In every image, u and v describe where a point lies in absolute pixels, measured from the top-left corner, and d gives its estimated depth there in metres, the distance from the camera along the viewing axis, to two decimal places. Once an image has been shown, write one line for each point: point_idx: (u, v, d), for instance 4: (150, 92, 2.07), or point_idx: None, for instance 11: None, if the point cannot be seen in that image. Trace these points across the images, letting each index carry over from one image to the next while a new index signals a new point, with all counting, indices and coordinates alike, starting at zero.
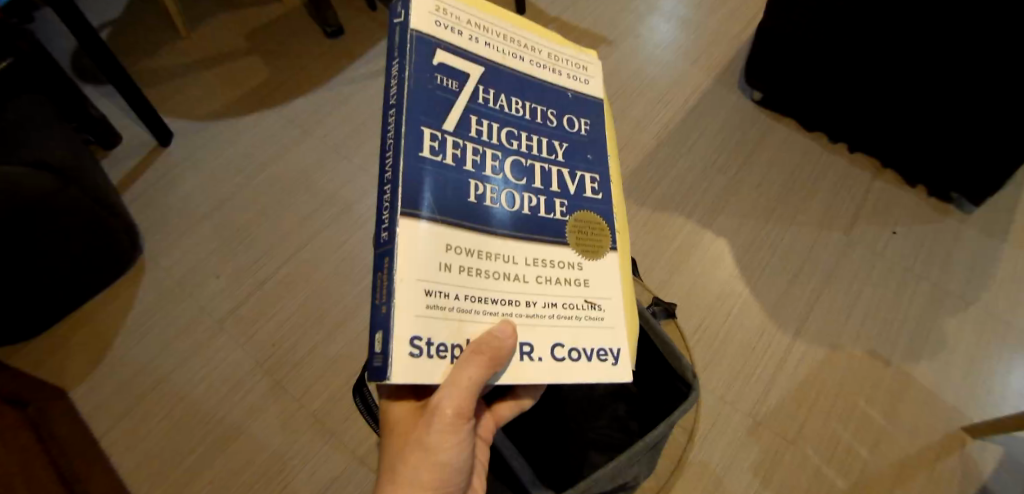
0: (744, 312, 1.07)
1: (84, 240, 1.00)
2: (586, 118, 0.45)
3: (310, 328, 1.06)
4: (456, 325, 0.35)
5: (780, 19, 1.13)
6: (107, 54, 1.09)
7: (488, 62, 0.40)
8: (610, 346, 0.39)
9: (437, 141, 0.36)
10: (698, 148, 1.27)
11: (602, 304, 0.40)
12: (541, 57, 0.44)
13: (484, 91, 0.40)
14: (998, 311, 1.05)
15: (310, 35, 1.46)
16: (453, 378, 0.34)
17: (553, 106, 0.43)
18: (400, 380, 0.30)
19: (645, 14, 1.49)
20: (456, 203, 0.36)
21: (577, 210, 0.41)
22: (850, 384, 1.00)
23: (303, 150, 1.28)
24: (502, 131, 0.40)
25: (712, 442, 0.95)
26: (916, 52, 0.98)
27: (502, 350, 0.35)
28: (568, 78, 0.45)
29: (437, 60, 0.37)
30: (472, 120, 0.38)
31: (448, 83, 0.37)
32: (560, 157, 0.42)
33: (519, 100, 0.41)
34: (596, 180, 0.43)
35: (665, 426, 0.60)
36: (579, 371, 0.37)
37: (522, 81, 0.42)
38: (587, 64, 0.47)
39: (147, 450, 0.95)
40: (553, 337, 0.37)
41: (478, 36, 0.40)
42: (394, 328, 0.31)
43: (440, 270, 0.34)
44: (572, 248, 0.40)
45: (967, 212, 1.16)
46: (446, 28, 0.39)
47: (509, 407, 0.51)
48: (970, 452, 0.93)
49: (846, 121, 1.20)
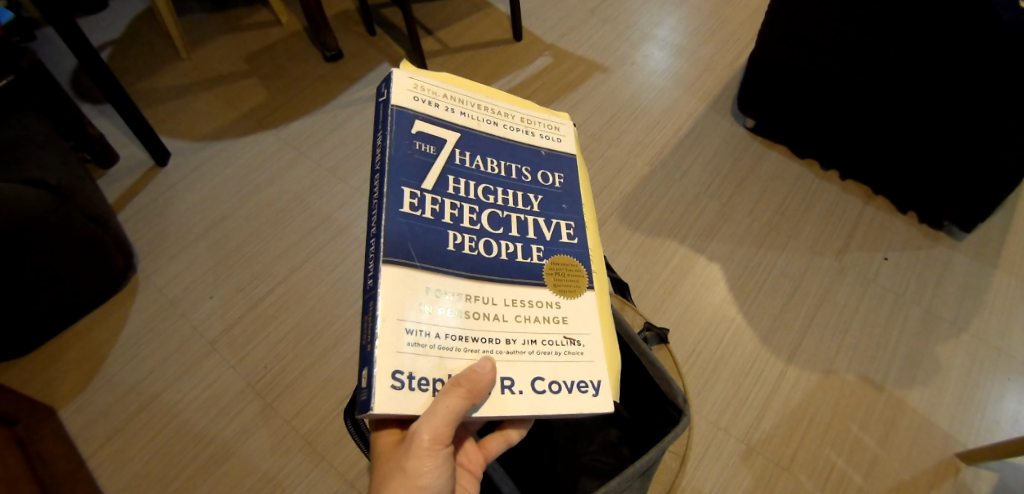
0: (737, 337, 1.07)
1: (81, 261, 1.01)
2: (561, 172, 0.45)
3: (303, 349, 1.05)
4: (437, 362, 0.35)
5: (772, 48, 1.16)
6: (108, 74, 1.10)
7: (465, 128, 0.43)
8: (591, 378, 0.38)
9: (416, 199, 0.38)
10: (692, 173, 1.28)
11: (581, 340, 0.39)
12: (514, 121, 0.46)
13: (460, 153, 0.42)
14: (990, 337, 1.05)
15: (311, 57, 1.49)
16: (432, 408, 0.34)
17: (528, 163, 0.44)
18: (383, 412, 0.31)
19: (640, 42, 1.52)
20: (435, 251, 0.37)
21: (555, 255, 0.42)
22: (843, 409, 1.00)
23: (300, 171, 1.29)
24: (479, 188, 0.41)
25: (706, 469, 0.94)
26: (899, 86, 1.01)
27: (480, 383, 0.34)
28: (541, 138, 0.46)
29: (416, 128, 0.40)
30: (449, 179, 0.40)
31: (426, 148, 0.40)
32: (537, 208, 0.43)
33: (495, 159, 0.43)
34: (571, 226, 0.43)
35: (658, 450, 0.59)
36: (561, 405, 0.36)
37: (497, 143, 0.44)
38: (560, 125, 0.48)
39: (134, 470, 0.94)
40: (534, 371, 0.37)
41: (454, 107, 0.43)
42: (375, 364, 0.32)
43: (420, 311, 0.35)
44: (550, 288, 0.40)
45: (958, 239, 1.17)
46: (424, 102, 0.41)
47: (498, 442, 0.50)
48: (964, 478, 0.93)
49: (836, 150, 1.22)
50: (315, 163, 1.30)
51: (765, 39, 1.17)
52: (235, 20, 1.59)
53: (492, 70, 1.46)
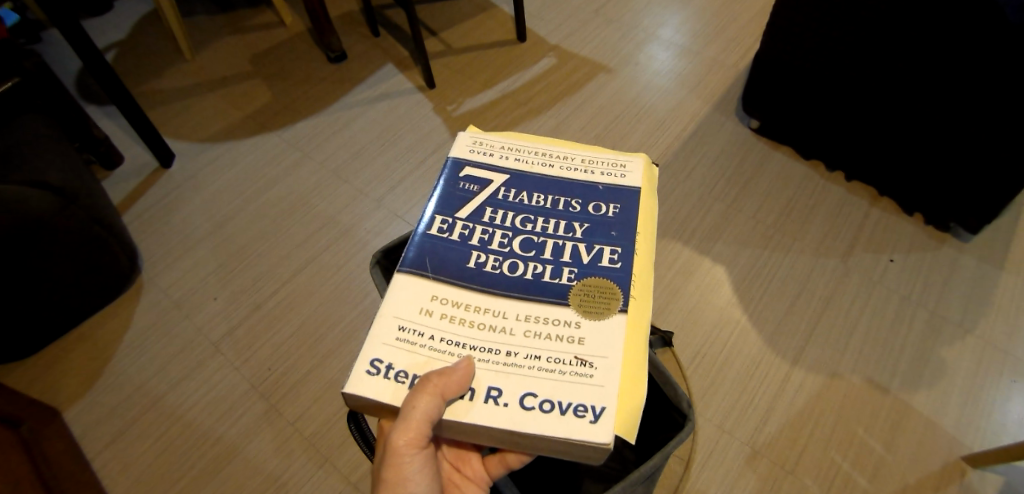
0: (742, 340, 1.07)
1: (86, 262, 1.01)
2: (616, 203, 0.45)
3: (306, 351, 1.05)
4: (422, 359, 0.36)
5: (777, 48, 1.16)
6: (113, 76, 1.10)
7: (516, 171, 0.47)
8: (594, 403, 0.34)
9: (446, 224, 0.43)
10: (696, 175, 1.28)
11: (595, 363, 0.36)
12: (573, 163, 0.48)
13: (505, 190, 0.46)
14: (997, 340, 1.05)
15: (314, 59, 1.49)
16: (406, 408, 0.33)
17: (578, 196, 0.46)
18: (350, 391, 0.34)
19: (644, 42, 1.52)
20: (454, 268, 0.41)
21: (588, 276, 0.40)
22: (848, 412, 0.99)
23: (304, 173, 1.29)
24: (517, 217, 0.44)
25: (710, 472, 0.94)
26: (903, 86, 1.00)
27: (452, 381, 0.34)
28: (600, 175, 0.47)
29: (465, 172, 0.47)
30: (486, 210, 0.45)
31: (468, 186, 0.46)
32: (579, 234, 0.43)
33: (541, 194, 0.46)
34: (616, 251, 0.41)
35: (660, 456, 0.59)
36: (547, 424, 0.33)
37: (546, 180, 0.47)
38: (627, 163, 0.48)
39: (139, 471, 0.94)
40: (527, 386, 0.35)
41: (509, 155, 0.48)
42: (362, 350, 0.37)
43: (420, 313, 0.39)
44: (574, 308, 0.39)
45: (965, 241, 1.16)
46: (478, 152, 0.48)
47: (496, 465, 0.50)
48: (970, 482, 0.92)
49: (842, 152, 1.22)
50: (319, 165, 1.30)
51: (771, 39, 1.16)
52: (238, 21, 1.59)
53: (495, 71, 1.46)
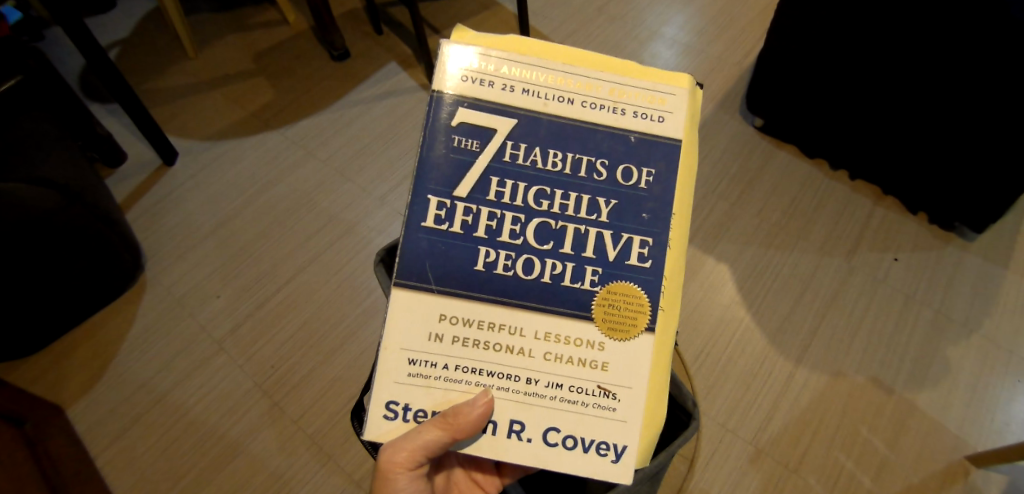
0: (745, 339, 1.06)
1: (89, 259, 1.01)
2: (650, 167, 0.40)
3: (310, 350, 1.05)
4: (439, 394, 0.39)
5: (782, 46, 1.15)
6: (117, 75, 1.10)
7: (526, 112, 0.40)
8: (615, 441, 0.39)
9: (444, 210, 0.39)
10: (700, 172, 1.27)
11: (617, 394, 0.39)
12: (600, 95, 0.40)
13: (512, 146, 0.40)
14: (1002, 340, 1.04)
15: (317, 57, 1.48)
16: (412, 436, 0.39)
17: (604, 156, 0.40)
18: (370, 437, 0.39)
19: (647, 40, 1.51)
20: (458, 273, 0.39)
21: (612, 280, 0.39)
22: (852, 411, 0.99)
23: (307, 171, 1.28)
24: (530, 192, 0.40)
25: (713, 471, 0.94)
26: (910, 84, 1.00)
27: (461, 420, 0.37)
28: (633, 118, 0.40)
29: (457, 121, 0.39)
30: (491, 182, 0.40)
31: (466, 145, 0.39)
32: (604, 217, 0.40)
33: (558, 152, 0.40)
34: (647, 244, 0.39)
35: (665, 455, 0.58)
36: (571, 461, 0.39)
37: (565, 130, 0.40)
38: (667, 96, 0.40)
39: (143, 469, 0.94)
40: (551, 421, 0.39)
41: (514, 84, 0.40)
42: (374, 392, 0.39)
43: (428, 340, 0.39)
44: (596, 324, 0.39)
45: (969, 240, 1.16)
46: (474, 82, 0.40)
47: (515, 471, 0.57)
48: (974, 482, 0.92)
49: (847, 150, 1.21)
50: (322, 163, 1.30)
51: (776, 36, 1.16)
52: (241, 19, 1.59)
53: None
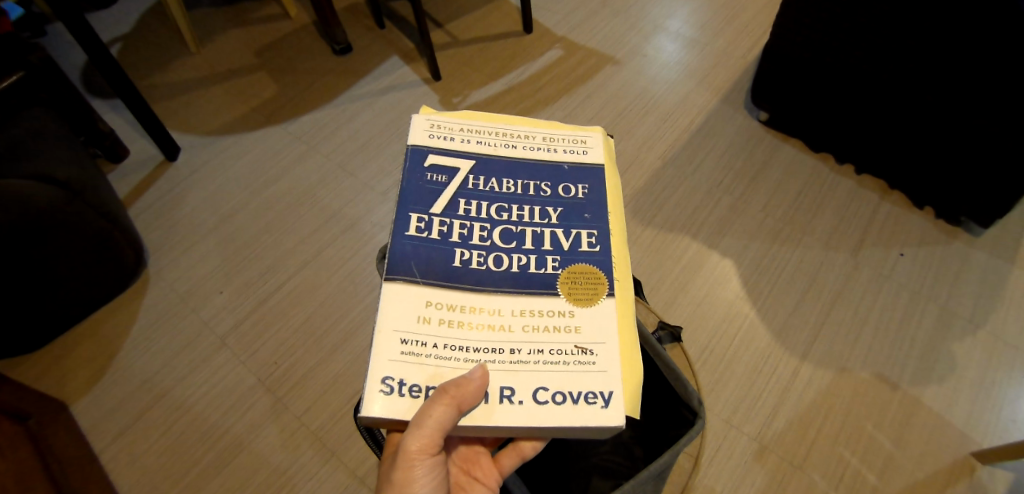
0: (750, 334, 1.06)
1: (94, 254, 1.01)
2: (584, 183, 0.47)
3: (313, 345, 1.05)
4: (431, 369, 0.38)
5: (787, 40, 1.14)
6: (118, 70, 1.10)
7: (481, 155, 0.47)
8: (602, 389, 0.37)
9: (423, 222, 0.43)
10: (704, 168, 1.26)
11: (594, 349, 0.39)
12: (535, 142, 0.49)
13: (474, 178, 0.46)
14: (1009, 336, 1.03)
15: (319, 52, 1.48)
16: (420, 417, 0.36)
17: (547, 180, 0.47)
18: (369, 413, 0.35)
19: (651, 34, 1.50)
20: (440, 268, 0.41)
21: (571, 264, 0.43)
22: (858, 408, 0.98)
23: (309, 167, 1.28)
24: (491, 207, 0.45)
25: (718, 467, 0.94)
26: (915, 77, 0.99)
27: (469, 390, 0.36)
28: (564, 154, 0.48)
29: (429, 162, 0.46)
30: (460, 202, 0.45)
31: (437, 178, 0.45)
32: (555, 220, 0.45)
33: (510, 180, 0.46)
34: (593, 235, 0.44)
35: (670, 454, 0.56)
36: (564, 415, 0.36)
37: (514, 165, 0.47)
38: (587, 138, 0.50)
39: (146, 465, 0.94)
40: (538, 381, 0.38)
41: (470, 138, 0.48)
42: (369, 369, 0.37)
43: (417, 322, 0.39)
44: (564, 297, 0.41)
45: (976, 235, 1.15)
46: (438, 138, 0.47)
47: (510, 457, 0.50)
48: (981, 479, 0.91)
49: (852, 144, 1.20)
50: (324, 158, 1.29)
51: (782, 29, 1.14)
52: (244, 14, 1.59)
53: (501, 65, 1.45)
